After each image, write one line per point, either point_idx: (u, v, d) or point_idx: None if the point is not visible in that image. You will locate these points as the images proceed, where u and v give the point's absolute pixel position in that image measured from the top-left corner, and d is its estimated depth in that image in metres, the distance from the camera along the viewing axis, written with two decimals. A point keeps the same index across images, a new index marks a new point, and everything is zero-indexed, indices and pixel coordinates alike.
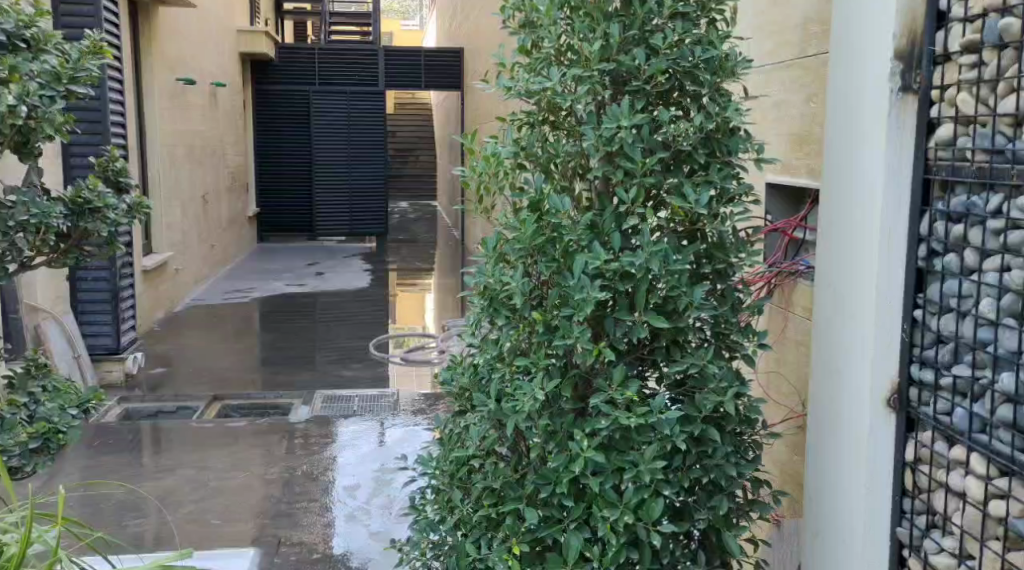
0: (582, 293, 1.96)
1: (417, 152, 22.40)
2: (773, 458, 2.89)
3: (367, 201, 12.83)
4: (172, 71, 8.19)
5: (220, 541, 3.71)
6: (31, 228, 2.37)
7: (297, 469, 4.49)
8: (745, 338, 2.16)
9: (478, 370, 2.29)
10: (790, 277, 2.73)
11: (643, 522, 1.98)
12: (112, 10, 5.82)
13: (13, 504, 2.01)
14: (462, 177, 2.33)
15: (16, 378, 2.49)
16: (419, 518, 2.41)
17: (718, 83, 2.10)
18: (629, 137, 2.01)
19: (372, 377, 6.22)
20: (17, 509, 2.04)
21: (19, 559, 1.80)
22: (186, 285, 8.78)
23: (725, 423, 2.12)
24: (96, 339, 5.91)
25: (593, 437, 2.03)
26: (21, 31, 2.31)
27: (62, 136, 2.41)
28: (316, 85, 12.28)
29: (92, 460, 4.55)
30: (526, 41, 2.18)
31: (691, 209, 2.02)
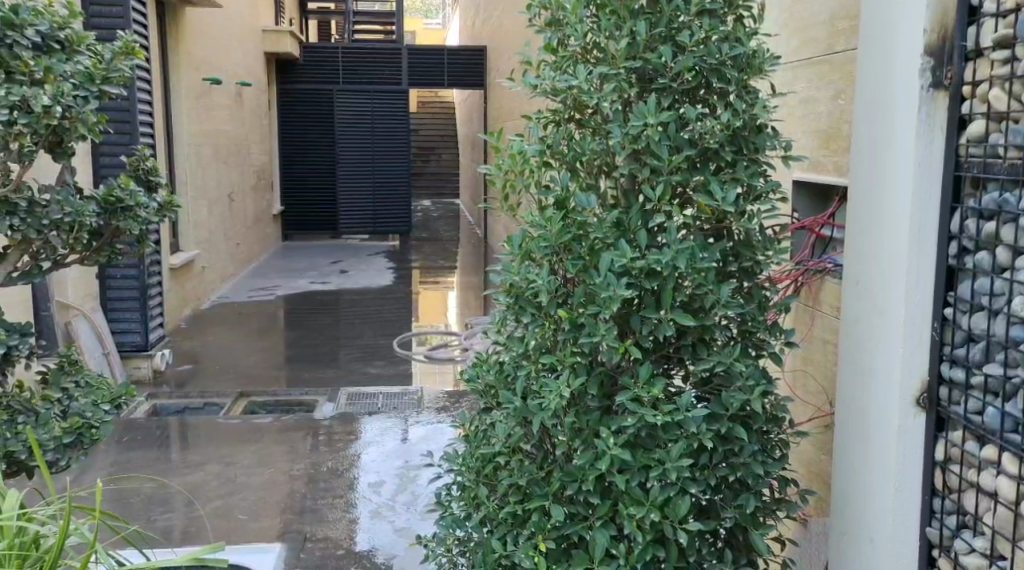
0: (609, 290, 1.97)
1: (439, 151, 22.46)
2: (799, 458, 2.87)
3: (391, 201, 12.84)
4: (199, 71, 8.27)
5: (247, 536, 3.75)
6: (65, 227, 2.41)
7: (323, 466, 4.53)
8: (772, 335, 2.15)
9: (504, 367, 2.30)
10: (817, 276, 2.71)
11: (670, 519, 1.98)
12: (141, 11, 5.89)
13: (53, 496, 2.06)
14: (487, 175, 2.33)
15: (51, 374, 2.54)
16: (445, 514, 2.42)
17: (746, 80, 2.10)
18: (656, 135, 2.01)
19: (396, 374, 6.25)
20: (56, 501, 2.09)
21: (56, 553, 1.84)
22: (212, 283, 8.85)
23: (752, 421, 2.12)
24: (125, 336, 5.98)
25: (619, 434, 2.03)
26: (56, 32, 2.36)
27: (95, 137, 2.44)
28: (340, 84, 12.34)
29: (121, 455, 4.61)
30: (553, 39, 2.19)
31: (719, 207, 2.01)
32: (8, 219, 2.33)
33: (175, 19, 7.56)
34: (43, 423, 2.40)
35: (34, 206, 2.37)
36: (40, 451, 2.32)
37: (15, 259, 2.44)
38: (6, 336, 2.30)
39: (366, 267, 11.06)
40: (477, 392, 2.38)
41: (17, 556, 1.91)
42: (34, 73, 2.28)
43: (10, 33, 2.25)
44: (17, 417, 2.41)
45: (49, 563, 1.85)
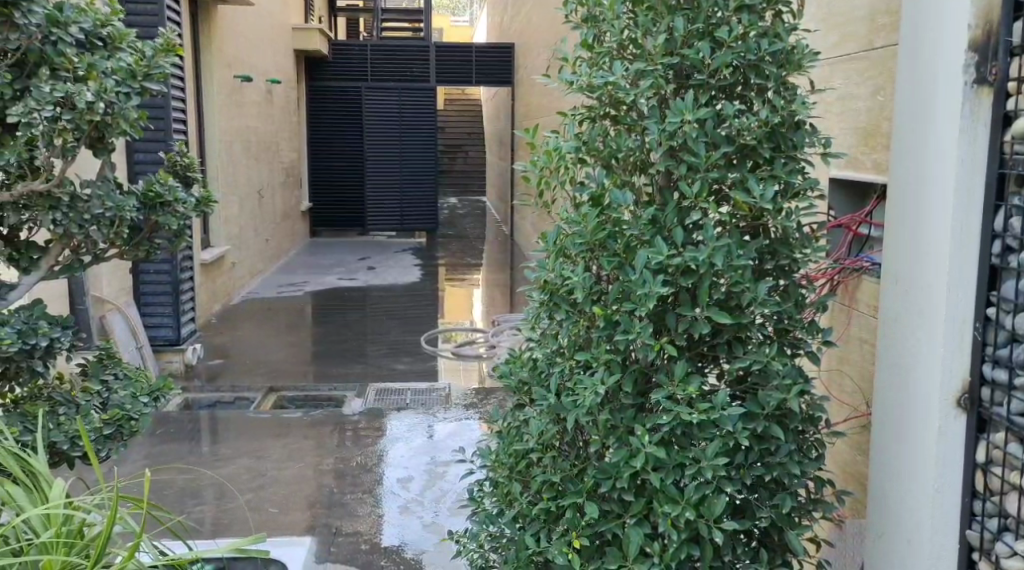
0: (645, 288, 1.97)
1: (466, 148, 22.49)
2: (835, 458, 2.84)
3: (418, 200, 12.80)
4: (231, 69, 8.35)
5: (277, 529, 3.78)
6: (106, 222, 2.44)
7: (351, 461, 4.55)
8: (809, 335, 2.13)
9: (539, 364, 2.30)
10: (854, 274, 2.68)
11: (705, 518, 1.98)
12: (176, 9, 5.96)
13: (102, 485, 2.06)
14: (523, 171, 2.33)
15: (90, 366, 2.57)
16: (478, 510, 2.43)
17: (786, 76, 2.07)
18: (693, 132, 2.01)
19: (423, 370, 6.28)
20: (105, 487, 2.11)
21: (105, 537, 1.88)
22: (242, 278, 8.94)
23: (788, 421, 2.10)
24: (158, 330, 6.05)
25: (655, 432, 2.03)
26: (98, 29, 2.40)
27: (137, 133, 2.46)
28: (369, 81, 12.40)
29: (154, 448, 4.67)
30: (589, 35, 2.17)
31: (756, 203, 2.00)
32: (51, 214, 2.37)
33: (208, 16, 7.64)
34: (82, 415, 2.43)
35: (76, 201, 2.41)
36: (84, 441, 2.35)
37: (57, 253, 2.49)
38: (49, 329, 2.35)
39: (394, 264, 11.10)
40: (511, 388, 2.38)
41: (64, 544, 1.96)
42: (77, 71, 2.33)
43: (55, 31, 2.29)
44: (58, 409, 2.45)
45: (95, 552, 1.89)
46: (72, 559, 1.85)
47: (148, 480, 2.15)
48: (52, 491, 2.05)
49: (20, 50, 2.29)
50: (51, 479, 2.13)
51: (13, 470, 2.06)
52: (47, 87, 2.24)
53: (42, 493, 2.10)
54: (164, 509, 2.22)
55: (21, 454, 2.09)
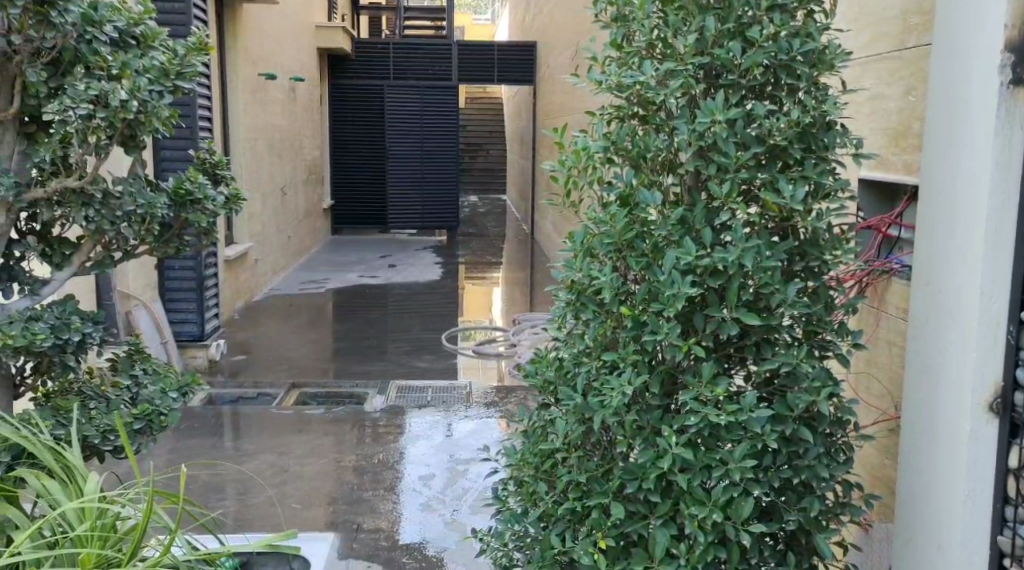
0: (673, 288, 1.97)
1: (487, 146, 22.51)
2: (863, 461, 2.82)
3: (439, 197, 12.81)
4: (255, 67, 8.40)
5: (298, 525, 3.80)
6: (137, 219, 2.46)
7: (373, 458, 4.57)
8: (838, 336, 2.11)
9: (565, 364, 2.29)
10: (883, 276, 2.66)
11: (732, 520, 1.97)
12: (203, 7, 6.00)
13: (138, 479, 2.09)
14: (550, 170, 2.32)
15: (120, 361, 2.59)
16: (503, 509, 2.43)
17: (817, 76, 2.06)
18: (723, 132, 1.99)
19: (443, 368, 6.29)
20: (142, 482, 2.13)
21: (142, 526, 1.92)
22: (264, 275, 8.99)
23: (817, 423, 2.09)
24: (182, 325, 6.09)
25: (682, 433, 2.02)
26: (131, 28, 2.43)
27: (167, 130, 2.47)
28: (391, 79, 12.41)
29: (178, 443, 4.71)
30: (618, 35, 2.16)
31: (787, 204, 1.99)
32: (84, 210, 2.40)
33: (233, 15, 7.69)
34: (112, 410, 2.45)
35: (108, 198, 2.43)
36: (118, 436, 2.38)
37: (89, 250, 2.52)
38: (81, 324, 2.37)
39: (415, 262, 11.13)
40: (537, 387, 2.37)
41: (98, 538, 1.98)
42: (111, 70, 2.32)
43: (89, 29, 2.33)
44: (89, 404, 2.47)
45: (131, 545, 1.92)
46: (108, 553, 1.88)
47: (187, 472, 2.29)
48: (87, 484, 2.07)
49: (55, 49, 2.33)
50: (86, 472, 2.15)
51: (49, 463, 2.09)
52: (81, 86, 2.27)
53: (77, 486, 2.13)
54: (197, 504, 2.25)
55: (57, 449, 2.11)
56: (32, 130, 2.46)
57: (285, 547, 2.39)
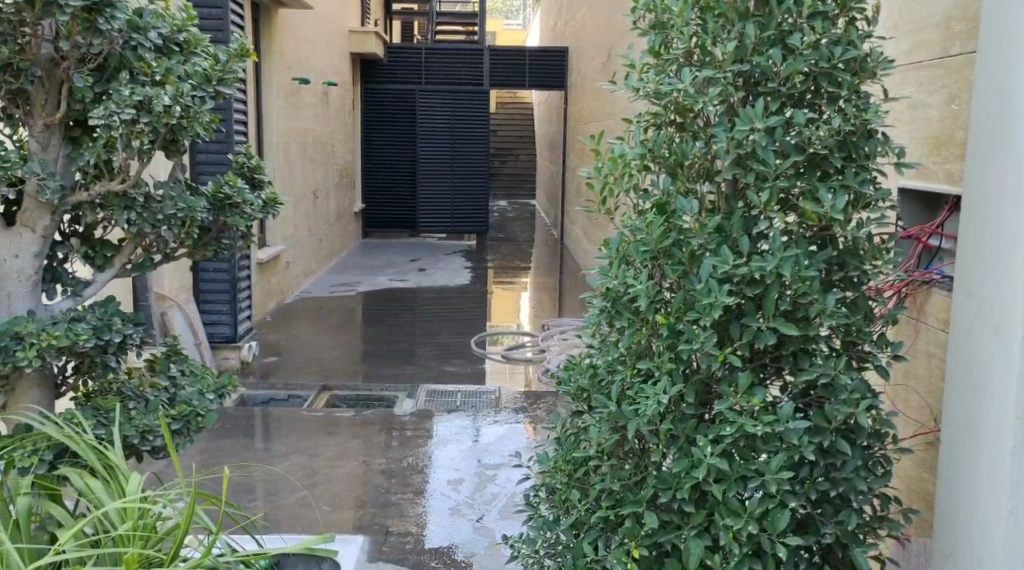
0: (710, 297, 1.95)
1: (517, 151, 22.54)
2: (900, 473, 2.79)
3: (469, 200, 12.84)
4: (290, 71, 8.48)
5: (329, 527, 3.82)
6: (177, 221, 2.49)
7: (402, 461, 4.58)
8: (877, 347, 2.09)
9: (599, 371, 2.29)
10: (923, 287, 2.62)
11: (768, 532, 1.96)
12: (241, 11, 6.07)
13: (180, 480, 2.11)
14: (586, 177, 2.31)
15: (159, 361, 2.63)
16: (535, 516, 2.44)
17: (859, 83, 2.03)
18: (762, 140, 1.98)
19: (472, 373, 6.30)
20: (183, 483, 2.16)
21: (186, 523, 1.96)
22: (296, 277, 9.07)
23: (855, 435, 2.06)
24: (215, 327, 6.15)
25: (717, 443, 2.00)
26: (174, 34, 2.47)
27: (208, 134, 2.49)
28: (423, 84, 12.45)
29: (211, 443, 4.76)
30: (656, 42, 2.15)
31: (827, 214, 1.97)
32: (126, 213, 2.43)
33: (268, 19, 7.77)
34: (152, 410, 2.48)
35: (150, 201, 2.46)
36: (158, 435, 2.40)
37: (130, 252, 2.56)
38: (122, 325, 2.40)
39: (444, 266, 11.16)
40: (570, 395, 2.37)
41: (140, 537, 2.01)
42: (155, 75, 2.36)
43: (135, 35, 2.36)
44: (128, 403, 2.50)
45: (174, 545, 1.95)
46: (150, 553, 1.91)
47: (228, 475, 2.32)
48: (129, 484, 2.10)
49: (102, 54, 2.37)
50: (128, 472, 2.18)
51: (92, 462, 2.12)
52: (127, 90, 2.30)
53: (120, 484, 2.15)
54: (236, 505, 2.27)
55: (100, 448, 2.14)
56: (77, 133, 2.48)
57: (321, 549, 2.40)
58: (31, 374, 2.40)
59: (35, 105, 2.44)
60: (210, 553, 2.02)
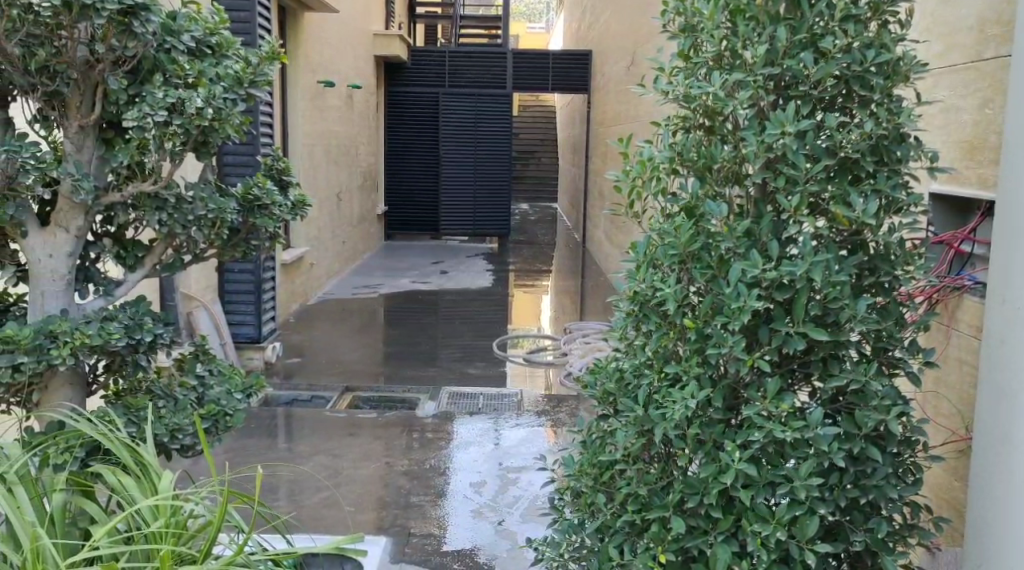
0: (739, 301, 1.94)
1: (539, 154, 22.54)
2: (930, 481, 2.75)
3: (492, 202, 12.84)
4: (315, 74, 8.53)
5: (352, 527, 3.83)
6: (207, 222, 2.51)
7: (425, 463, 4.59)
8: (908, 354, 2.06)
9: (625, 374, 2.28)
10: (954, 293, 2.60)
11: (797, 539, 1.95)
12: (267, 14, 6.09)
13: (213, 478, 2.13)
14: (614, 181, 2.31)
15: (187, 361, 2.65)
16: (559, 519, 2.44)
17: (891, 87, 2.01)
18: (793, 144, 1.96)
19: (495, 375, 6.30)
20: (215, 482, 2.17)
21: (218, 521, 1.97)
22: (319, 279, 9.11)
23: (884, 442, 2.04)
24: (240, 327, 6.19)
25: (745, 449, 1.99)
26: (207, 37, 2.49)
27: (239, 136, 2.51)
28: (446, 87, 12.47)
29: (236, 442, 4.79)
30: (686, 45, 2.15)
31: (858, 218, 1.95)
32: (157, 214, 2.46)
33: (294, 22, 7.81)
34: (181, 409, 2.51)
35: (181, 202, 2.49)
36: (188, 433, 2.42)
37: (161, 252, 2.59)
38: (153, 325, 2.43)
39: (467, 268, 11.18)
40: (595, 398, 2.36)
41: (173, 535, 2.03)
42: (187, 77, 2.39)
43: (169, 38, 2.41)
44: (158, 402, 2.53)
45: (208, 542, 1.97)
46: (183, 551, 1.93)
47: (260, 474, 2.33)
48: (161, 483, 2.11)
49: (135, 57, 2.40)
50: (160, 470, 2.20)
51: (125, 461, 2.14)
52: (160, 93, 2.33)
53: (151, 483, 2.17)
54: (268, 505, 2.29)
55: (133, 446, 2.16)
56: (110, 135, 2.51)
57: (349, 549, 2.40)
58: (64, 372, 2.42)
59: (69, 107, 2.46)
60: (242, 551, 2.04)
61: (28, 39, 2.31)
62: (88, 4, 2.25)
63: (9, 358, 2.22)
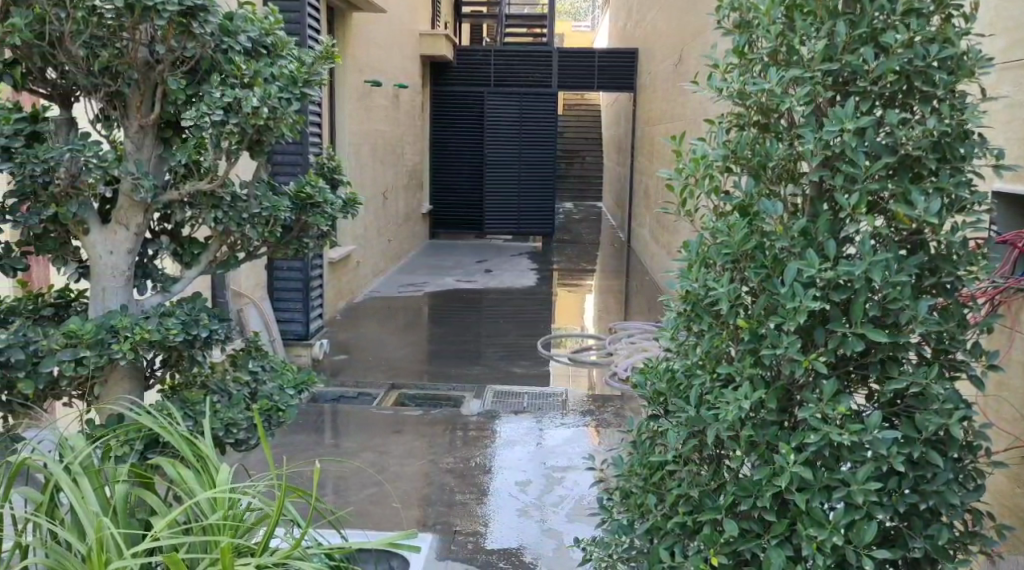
0: (795, 301, 1.90)
1: (584, 153, 22.45)
2: (993, 487, 2.70)
3: (536, 202, 12.81)
4: (363, 74, 8.60)
5: (398, 524, 3.85)
6: (262, 220, 2.53)
7: (471, 461, 4.60)
8: (971, 357, 2.00)
9: (676, 375, 2.25)
10: (1020, 294, 2.48)
11: (854, 545, 1.90)
12: (317, 14, 6.15)
13: (271, 471, 2.15)
14: (667, 180, 2.29)
15: (240, 356, 2.69)
16: (608, 520, 2.41)
17: (955, 83, 1.95)
18: (853, 142, 1.92)
19: (540, 374, 6.29)
20: (271, 476, 2.19)
21: (275, 515, 1.99)
22: (366, 277, 9.18)
23: (945, 448, 1.99)
24: (288, 325, 6.25)
25: (801, 451, 1.95)
26: (263, 37, 2.52)
27: (293, 135, 2.52)
28: (491, 86, 12.48)
29: (285, 438, 4.85)
30: (741, 41, 2.12)
31: (920, 217, 1.90)
32: (214, 212, 2.50)
33: (343, 22, 7.87)
34: (235, 404, 2.55)
35: (236, 200, 2.52)
36: (244, 426, 2.46)
37: (216, 250, 2.62)
38: (208, 321, 2.47)
39: (511, 267, 11.17)
40: (646, 398, 2.34)
41: (230, 527, 2.06)
42: (244, 77, 2.40)
43: (227, 39, 2.43)
44: (213, 397, 2.57)
45: (266, 534, 1.99)
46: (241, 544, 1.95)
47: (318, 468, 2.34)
48: (220, 476, 2.13)
49: (194, 57, 2.43)
50: (218, 463, 2.22)
51: (185, 454, 2.16)
52: (217, 92, 2.36)
53: (210, 476, 2.19)
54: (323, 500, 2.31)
55: (192, 440, 2.18)
56: (168, 134, 2.56)
57: (407, 545, 2.33)
58: (124, 367, 2.46)
59: (131, 107, 2.51)
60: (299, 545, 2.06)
61: (92, 40, 2.35)
62: (151, 6, 2.28)
63: (72, 353, 2.26)
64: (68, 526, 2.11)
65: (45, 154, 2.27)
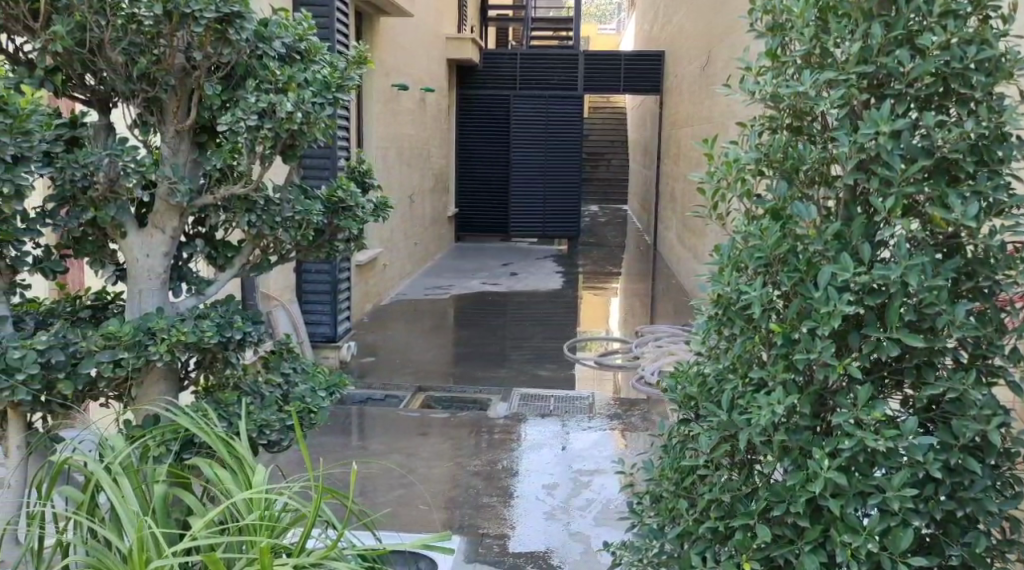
0: (829, 306, 1.89)
1: (610, 156, 22.40)
2: None
3: (562, 205, 12.82)
4: (390, 78, 8.64)
5: (426, 525, 3.86)
6: (295, 223, 2.56)
7: (498, 464, 4.60)
8: (1009, 362, 1.98)
9: (708, 379, 2.23)
10: None
11: (889, 552, 1.89)
12: (346, 19, 6.19)
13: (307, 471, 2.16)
14: (698, 182, 2.28)
15: (272, 358, 2.71)
16: (639, 524, 2.40)
17: (993, 84, 1.92)
18: (889, 144, 1.90)
19: (566, 378, 6.28)
20: (308, 477, 2.20)
21: (312, 516, 2.00)
22: (393, 279, 9.23)
23: (983, 454, 1.96)
24: (316, 327, 6.29)
25: (835, 457, 1.94)
26: (297, 43, 2.55)
27: (326, 139, 2.54)
28: (517, 89, 12.49)
29: (314, 439, 4.88)
30: (775, 44, 2.11)
31: (956, 220, 1.87)
32: (247, 215, 2.52)
33: (370, 26, 7.91)
34: (268, 405, 2.57)
35: (269, 204, 2.55)
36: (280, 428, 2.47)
37: (249, 252, 2.66)
38: (242, 324, 2.50)
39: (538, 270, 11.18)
40: (677, 402, 2.33)
41: (267, 527, 2.07)
42: (279, 82, 2.42)
43: (262, 45, 2.45)
44: (246, 398, 2.59)
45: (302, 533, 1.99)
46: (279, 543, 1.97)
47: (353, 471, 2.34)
48: (255, 477, 2.15)
49: (229, 63, 2.46)
50: (253, 463, 2.24)
51: (221, 454, 2.19)
52: (253, 97, 2.38)
53: (246, 476, 2.21)
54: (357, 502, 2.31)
55: (229, 440, 2.20)
56: (203, 138, 2.61)
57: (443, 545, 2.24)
58: (160, 368, 2.49)
59: (167, 111, 2.53)
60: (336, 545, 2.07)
61: (131, 47, 2.40)
62: (188, 12, 2.31)
63: (111, 354, 2.29)
64: (108, 525, 2.14)
65: (85, 159, 2.32)
